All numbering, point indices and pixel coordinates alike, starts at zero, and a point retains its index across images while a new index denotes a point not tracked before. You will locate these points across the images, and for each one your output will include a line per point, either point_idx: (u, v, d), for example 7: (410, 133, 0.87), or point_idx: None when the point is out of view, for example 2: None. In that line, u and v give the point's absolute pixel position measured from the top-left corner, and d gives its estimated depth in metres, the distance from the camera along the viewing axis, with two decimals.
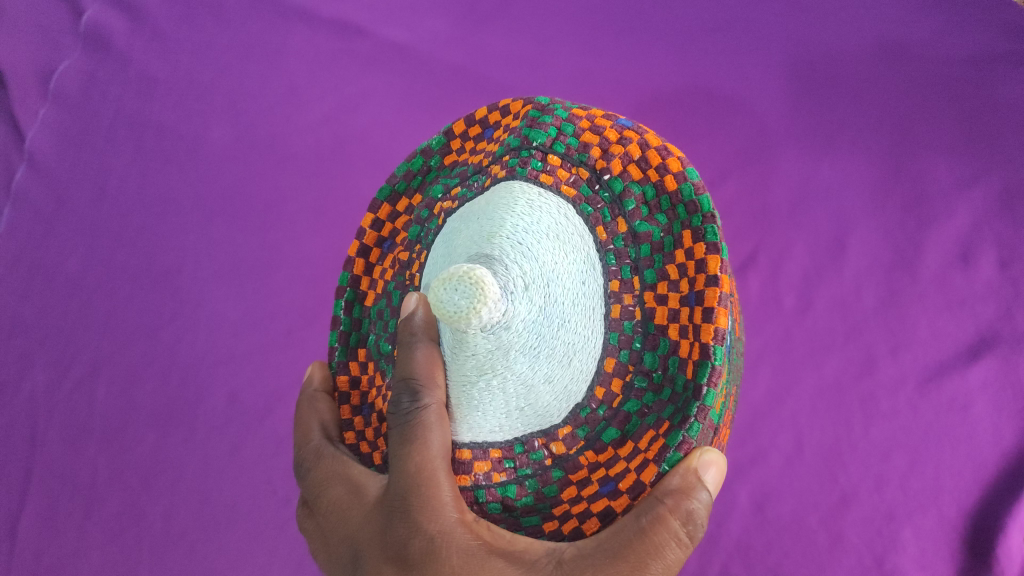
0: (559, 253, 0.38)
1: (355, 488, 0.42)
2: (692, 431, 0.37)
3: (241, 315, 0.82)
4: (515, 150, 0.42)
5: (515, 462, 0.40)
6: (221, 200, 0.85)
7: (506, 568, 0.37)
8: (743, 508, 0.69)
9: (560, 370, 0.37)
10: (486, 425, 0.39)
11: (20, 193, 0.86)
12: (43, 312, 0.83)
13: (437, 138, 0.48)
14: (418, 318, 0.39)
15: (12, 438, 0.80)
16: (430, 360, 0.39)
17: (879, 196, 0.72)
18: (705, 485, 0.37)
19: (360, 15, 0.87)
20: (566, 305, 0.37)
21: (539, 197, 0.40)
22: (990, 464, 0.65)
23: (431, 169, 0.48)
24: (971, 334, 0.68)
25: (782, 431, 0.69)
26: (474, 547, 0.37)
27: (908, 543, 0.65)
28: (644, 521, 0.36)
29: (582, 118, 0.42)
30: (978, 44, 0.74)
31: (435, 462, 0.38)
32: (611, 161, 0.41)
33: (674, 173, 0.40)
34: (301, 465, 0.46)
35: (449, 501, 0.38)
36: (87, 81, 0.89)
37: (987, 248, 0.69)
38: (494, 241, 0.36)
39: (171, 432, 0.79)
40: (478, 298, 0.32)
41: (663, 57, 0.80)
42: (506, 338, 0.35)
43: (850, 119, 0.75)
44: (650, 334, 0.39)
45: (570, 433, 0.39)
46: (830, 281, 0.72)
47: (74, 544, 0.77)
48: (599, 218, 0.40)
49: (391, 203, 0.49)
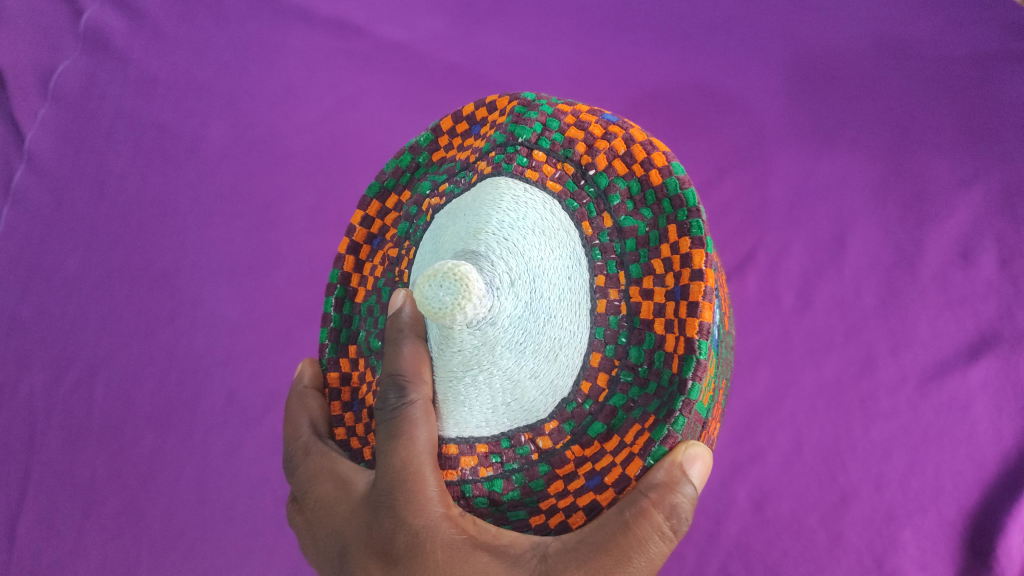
0: (545, 248, 0.38)
1: (343, 483, 0.43)
2: (678, 425, 0.37)
3: (240, 314, 0.83)
4: (501, 146, 0.42)
5: (501, 456, 0.40)
6: (220, 200, 0.86)
7: (491, 562, 0.37)
8: (743, 508, 0.68)
9: (546, 365, 0.37)
10: (472, 421, 0.39)
11: (19, 193, 0.87)
12: (44, 310, 0.84)
13: (426, 134, 0.48)
14: (405, 314, 0.40)
15: (12, 438, 0.81)
16: (417, 356, 0.39)
17: (879, 194, 0.72)
18: (691, 479, 0.38)
19: (359, 15, 0.88)
20: (552, 301, 0.37)
21: (525, 192, 0.40)
22: (990, 465, 0.65)
23: (419, 165, 0.49)
24: (971, 334, 0.67)
25: (781, 431, 0.69)
26: (459, 541, 0.38)
27: (908, 544, 0.64)
28: (628, 515, 0.37)
29: (567, 113, 0.43)
30: (979, 42, 0.74)
31: (421, 457, 0.39)
32: (597, 157, 0.41)
33: (659, 168, 0.40)
34: (292, 460, 0.47)
35: (434, 496, 0.38)
36: (87, 82, 0.89)
37: (987, 247, 0.69)
38: (480, 237, 0.36)
39: (171, 431, 0.80)
40: (462, 294, 0.32)
41: (661, 54, 0.80)
42: (492, 333, 0.35)
43: (849, 117, 0.74)
44: (636, 329, 0.39)
45: (557, 428, 0.39)
46: (830, 280, 0.71)
47: (75, 542, 0.78)
48: (584, 213, 0.40)
49: (381, 199, 0.49)
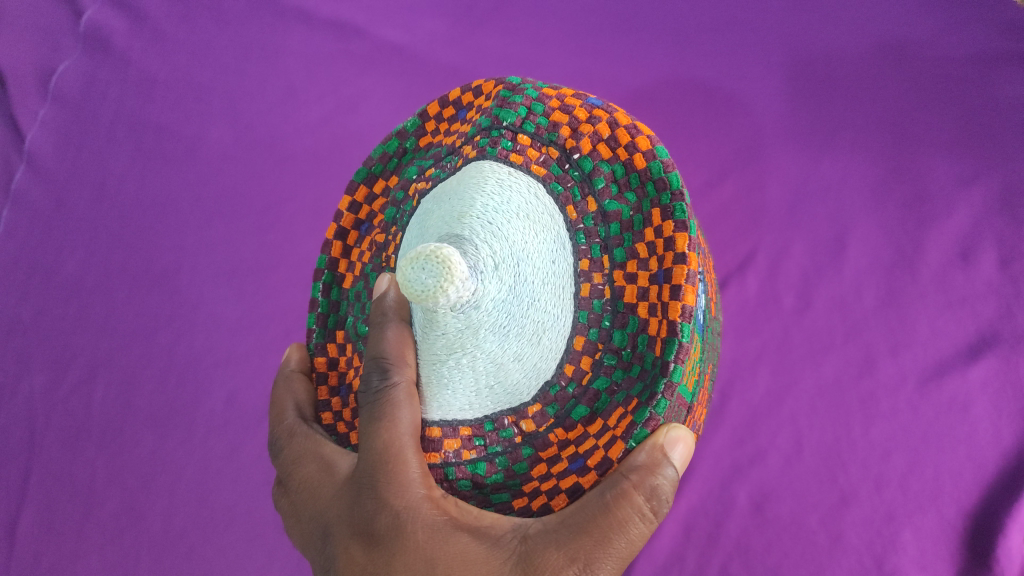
0: (530, 232, 0.38)
1: (327, 466, 0.44)
2: (659, 408, 0.37)
3: (240, 315, 0.83)
4: (486, 130, 0.43)
5: (484, 440, 0.41)
6: (220, 202, 0.86)
7: (471, 542, 0.38)
8: (743, 509, 0.67)
9: (529, 348, 0.37)
10: (456, 404, 0.40)
11: (19, 193, 0.88)
12: (43, 310, 0.85)
13: (413, 119, 0.49)
14: (389, 298, 0.40)
15: (11, 439, 0.81)
16: (400, 339, 0.39)
17: (880, 195, 0.72)
18: (672, 461, 0.38)
19: (359, 16, 0.89)
20: (536, 284, 0.37)
21: (509, 176, 0.40)
22: (991, 465, 0.64)
23: (406, 151, 0.50)
24: (971, 334, 0.67)
25: (781, 431, 0.69)
26: (440, 522, 0.39)
27: (908, 545, 0.63)
28: (609, 496, 0.37)
29: (552, 97, 0.43)
30: (980, 42, 0.73)
31: (404, 439, 0.39)
32: (581, 140, 0.41)
33: (644, 151, 0.40)
34: (277, 442, 0.48)
35: (416, 478, 0.39)
36: (87, 82, 0.91)
37: (987, 247, 0.68)
38: (465, 221, 0.36)
39: (170, 432, 0.80)
40: (444, 277, 0.31)
41: (659, 55, 0.81)
42: (475, 317, 0.35)
43: (849, 119, 0.74)
44: (620, 312, 0.39)
45: (540, 411, 0.40)
46: (830, 280, 0.71)
47: (74, 544, 0.78)
48: (569, 197, 0.40)
49: (368, 184, 0.50)
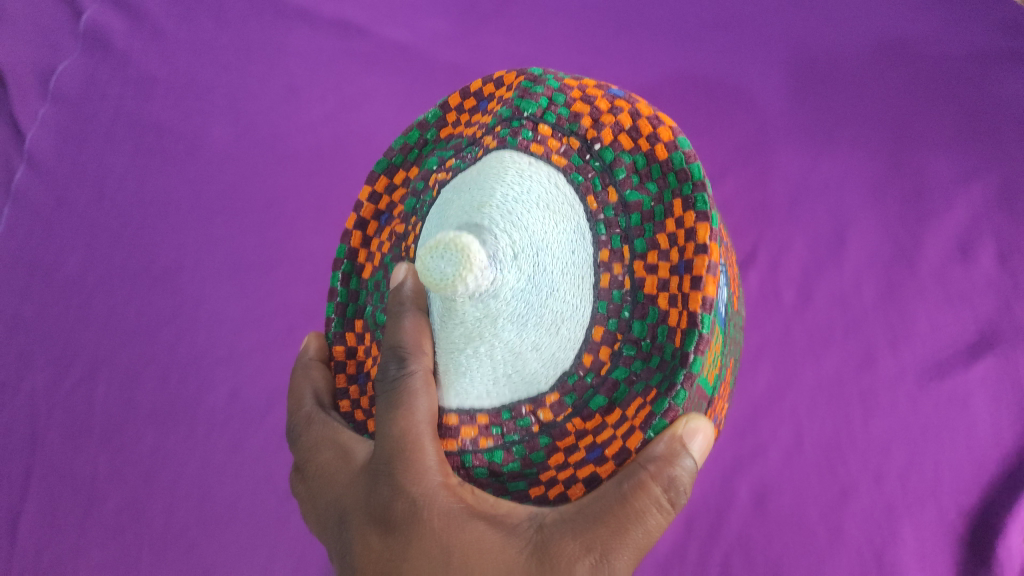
0: (549, 221, 0.38)
1: (344, 454, 0.44)
2: (679, 398, 0.37)
3: (242, 313, 0.83)
4: (506, 120, 0.43)
5: (502, 429, 0.40)
6: (221, 200, 0.86)
7: (487, 530, 0.39)
8: (744, 502, 0.68)
9: (548, 338, 0.37)
10: (472, 393, 0.40)
11: (19, 192, 0.88)
12: (44, 309, 0.84)
13: (433, 110, 0.49)
14: (406, 288, 0.40)
15: (12, 437, 0.80)
16: (418, 327, 0.40)
17: (879, 191, 0.73)
18: (690, 452, 0.38)
19: (359, 15, 0.89)
20: (555, 274, 0.37)
21: (530, 166, 0.40)
22: (990, 459, 0.65)
23: (426, 142, 0.50)
24: (971, 327, 0.68)
25: (782, 425, 0.69)
26: (456, 509, 0.39)
27: (908, 537, 0.64)
28: (625, 487, 0.38)
29: (574, 88, 0.43)
30: (977, 40, 0.75)
31: (421, 426, 0.39)
32: (602, 131, 0.42)
33: (665, 142, 0.41)
34: (295, 429, 0.48)
35: (433, 465, 0.39)
36: (87, 80, 0.90)
37: (986, 242, 0.69)
38: (483, 209, 0.36)
39: (171, 430, 0.80)
40: (464, 264, 0.31)
41: (661, 54, 0.81)
42: (494, 307, 0.35)
43: (849, 116, 0.75)
44: (639, 303, 0.39)
45: (558, 401, 0.40)
46: (830, 276, 0.72)
47: (75, 542, 0.77)
48: (589, 187, 0.40)
49: (388, 175, 0.50)
